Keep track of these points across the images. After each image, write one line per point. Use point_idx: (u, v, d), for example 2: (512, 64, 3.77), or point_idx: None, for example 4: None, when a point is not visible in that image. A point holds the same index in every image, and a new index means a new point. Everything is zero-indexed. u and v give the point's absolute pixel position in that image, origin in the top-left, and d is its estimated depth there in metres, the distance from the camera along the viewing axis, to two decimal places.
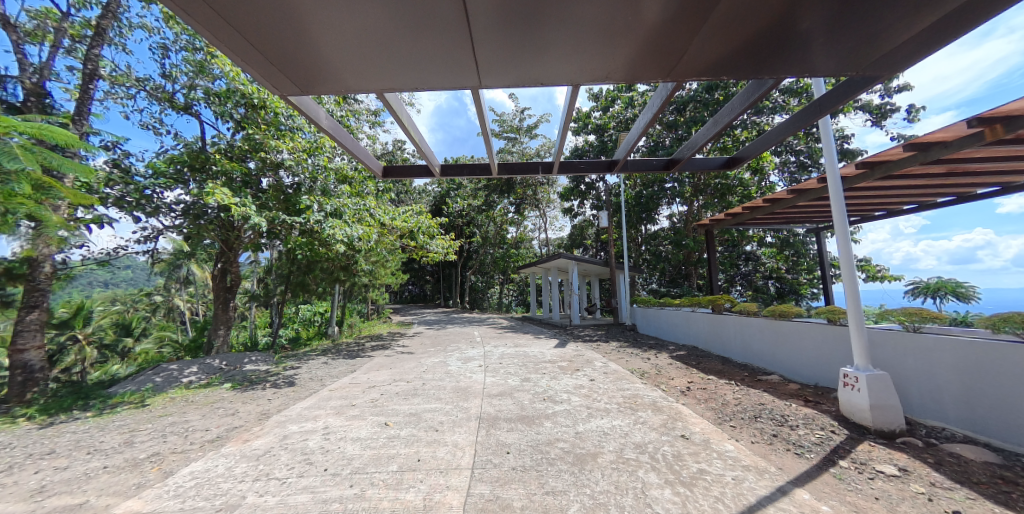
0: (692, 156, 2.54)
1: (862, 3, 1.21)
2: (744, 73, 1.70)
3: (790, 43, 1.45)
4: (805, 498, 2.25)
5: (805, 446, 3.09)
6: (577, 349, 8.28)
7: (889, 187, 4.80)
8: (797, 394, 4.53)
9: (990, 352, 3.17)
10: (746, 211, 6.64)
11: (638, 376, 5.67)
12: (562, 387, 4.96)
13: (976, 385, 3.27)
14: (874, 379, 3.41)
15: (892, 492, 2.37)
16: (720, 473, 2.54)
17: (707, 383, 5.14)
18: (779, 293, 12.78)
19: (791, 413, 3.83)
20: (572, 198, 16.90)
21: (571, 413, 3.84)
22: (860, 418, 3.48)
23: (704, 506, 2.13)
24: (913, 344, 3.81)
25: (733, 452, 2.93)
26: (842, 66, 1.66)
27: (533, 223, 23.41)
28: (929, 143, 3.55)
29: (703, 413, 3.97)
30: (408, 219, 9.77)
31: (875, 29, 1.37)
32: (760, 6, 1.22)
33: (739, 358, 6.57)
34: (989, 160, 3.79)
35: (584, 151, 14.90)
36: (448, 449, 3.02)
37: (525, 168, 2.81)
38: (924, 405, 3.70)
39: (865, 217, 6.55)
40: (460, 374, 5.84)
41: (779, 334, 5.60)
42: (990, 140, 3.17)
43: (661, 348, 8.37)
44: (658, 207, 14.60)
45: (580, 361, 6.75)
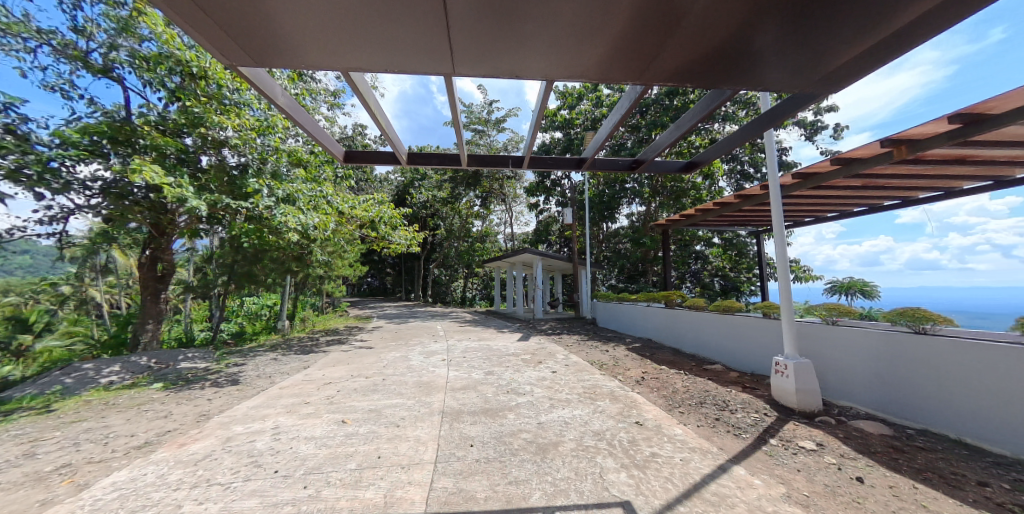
0: (655, 158, 2.65)
1: (809, 26, 1.33)
2: (706, 82, 1.80)
3: (745, 58, 1.56)
4: (741, 474, 2.49)
5: (742, 427, 3.41)
6: (540, 342, 8.46)
7: (818, 196, 5.38)
8: (737, 381, 4.97)
9: (891, 341, 3.69)
10: (699, 213, 7.09)
11: (597, 367, 5.92)
12: (526, 379, 5.05)
13: (879, 370, 3.79)
14: (800, 366, 3.83)
15: (811, 464, 2.69)
16: (670, 455, 2.74)
17: (659, 373, 5.48)
18: (723, 289, 13.84)
19: (731, 398, 4.19)
20: (538, 194, 17.16)
21: (534, 405, 3.92)
22: (787, 401, 3.89)
23: (655, 487, 2.28)
24: (831, 334, 4.34)
25: (681, 435, 3.16)
26: (788, 84, 1.82)
27: (499, 218, 23.43)
28: (851, 158, 4.03)
29: (655, 400, 4.23)
30: (369, 208, 9.30)
31: (816, 52, 1.52)
32: (723, 18, 1.29)
33: (689, 349, 7.06)
34: (895, 176, 4.38)
35: (550, 148, 15.17)
36: (410, 444, 2.97)
37: (496, 159, 2.78)
38: (837, 387, 4.24)
39: (797, 223, 7.27)
40: (422, 368, 5.74)
41: (725, 328, 6.04)
42: (897, 159, 3.67)
43: (619, 340, 8.80)
44: (619, 206, 15.25)
45: (542, 354, 6.90)
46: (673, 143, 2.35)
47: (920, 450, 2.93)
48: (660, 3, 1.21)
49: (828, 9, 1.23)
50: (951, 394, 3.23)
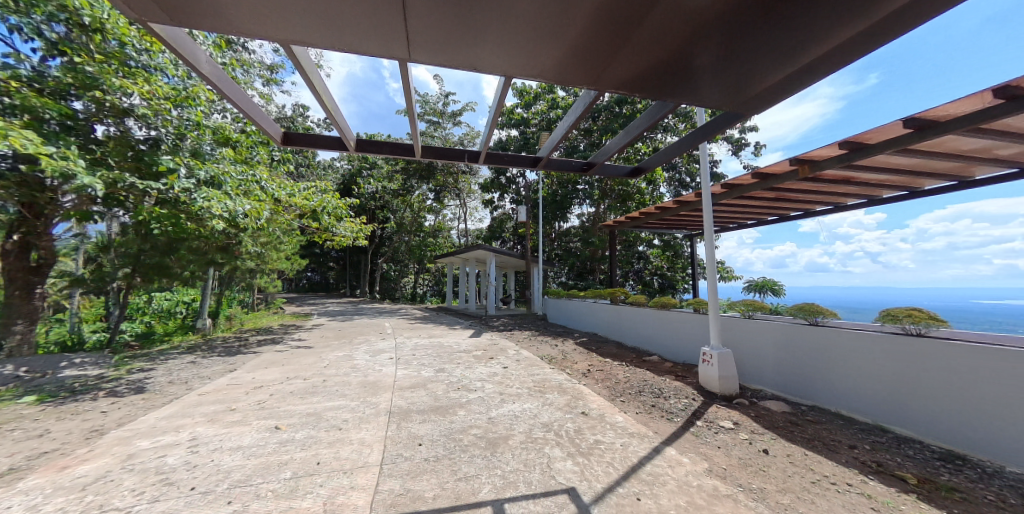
0: (605, 162, 2.78)
1: (740, 51, 1.48)
2: (653, 94, 1.92)
3: (687, 75, 1.70)
4: (673, 454, 2.74)
5: (674, 412, 3.73)
6: (492, 339, 8.50)
7: (741, 205, 6.04)
8: (671, 370, 5.42)
9: (798, 333, 4.24)
10: (642, 216, 7.58)
11: (547, 361, 6.08)
12: (477, 375, 5.04)
13: (786, 357, 4.35)
14: (723, 355, 4.28)
15: (729, 441, 3.04)
16: (612, 441, 2.92)
17: (604, 365, 5.79)
18: (661, 287, 14.98)
19: (665, 386, 4.57)
20: (493, 190, 17.18)
21: (485, 401, 3.92)
22: (712, 387, 4.34)
23: (598, 471, 2.41)
24: (748, 326, 4.90)
25: (622, 422, 3.38)
26: (720, 104, 2.01)
27: (452, 213, 23.03)
28: (767, 173, 4.59)
29: (600, 391, 4.47)
30: (311, 196, 8.58)
31: (745, 77, 1.69)
32: (669, 35, 1.39)
33: (631, 342, 7.54)
34: (800, 190, 5.08)
35: (506, 145, 15.23)
36: (353, 447, 2.82)
37: (451, 153, 2.72)
38: (750, 372, 4.82)
39: (724, 228, 8.10)
40: (368, 367, 5.46)
41: (662, 322, 6.54)
42: (802, 176, 4.27)
43: (568, 335, 9.13)
44: (571, 206, 15.78)
45: (494, 350, 6.94)
46: (621, 149, 2.49)
47: (811, 423, 3.47)
48: (613, 12, 1.27)
49: (754, 38, 1.38)
50: (838, 376, 3.83)
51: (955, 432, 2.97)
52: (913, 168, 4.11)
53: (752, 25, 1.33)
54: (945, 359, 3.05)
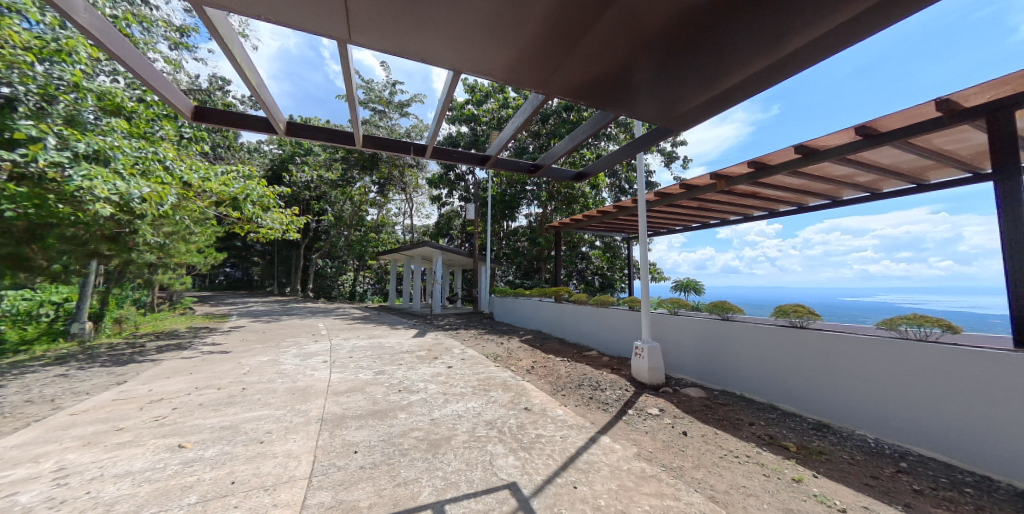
0: (551, 165, 2.87)
1: (673, 71, 1.62)
2: (596, 103, 2.02)
3: (627, 89, 1.81)
4: (607, 442, 2.93)
5: (609, 402, 3.99)
6: (436, 338, 8.32)
7: (670, 212, 6.64)
8: (607, 364, 5.78)
9: (718, 327, 4.71)
10: (585, 219, 7.96)
11: (492, 360, 6.11)
12: (419, 376, 4.90)
13: (708, 349, 4.83)
14: (652, 348, 4.67)
15: (655, 426, 3.33)
16: (552, 434, 3.03)
17: (546, 361, 5.97)
18: (601, 286, 15.89)
19: (602, 379, 4.86)
20: (441, 186, 16.80)
21: (427, 402, 3.83)
22: (642, 377, 4.71)
23: (539, 464, 2.49)
24: (675, 321, 5.36)
25: (562, 415, 3.53)
26: (655, 120, 2.18)
27: (397, 207, 22.07)
28: (692, 184, 5.10)
29: (542, 386, 4.61)
30: (231, 182, 7.60)
31: (675, 96, 1.86)
32: (614, 48, 1.48)
33: (573, 339, 7.88)
34: (718, 201, 5.72)
35: (456, 141, 15.00)
36: (277, 461, 2.57)
37: (395, 144, 2.59)
38: (676, 363, 5.29)
39: (655, 233, 8.83)
40: (297, 372, 5.01)
41: (601, 319, 6.93)
42: (720, 189, 4.82)
43: (513, 333, 9.29)
44: (519, 206, 16.04)
45: (438, 350, 6.80)
46: (566, 153, 2.58)
47: (721, 405, 3.95)
48: (565, 19, 1.32)
49: (685, 59, 1.52)
50: (757, 368, 4.25)
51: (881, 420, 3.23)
52: (802, 187, 4.86)
53: (684, 48, 1.46)
54: (838, 350, 3.53)
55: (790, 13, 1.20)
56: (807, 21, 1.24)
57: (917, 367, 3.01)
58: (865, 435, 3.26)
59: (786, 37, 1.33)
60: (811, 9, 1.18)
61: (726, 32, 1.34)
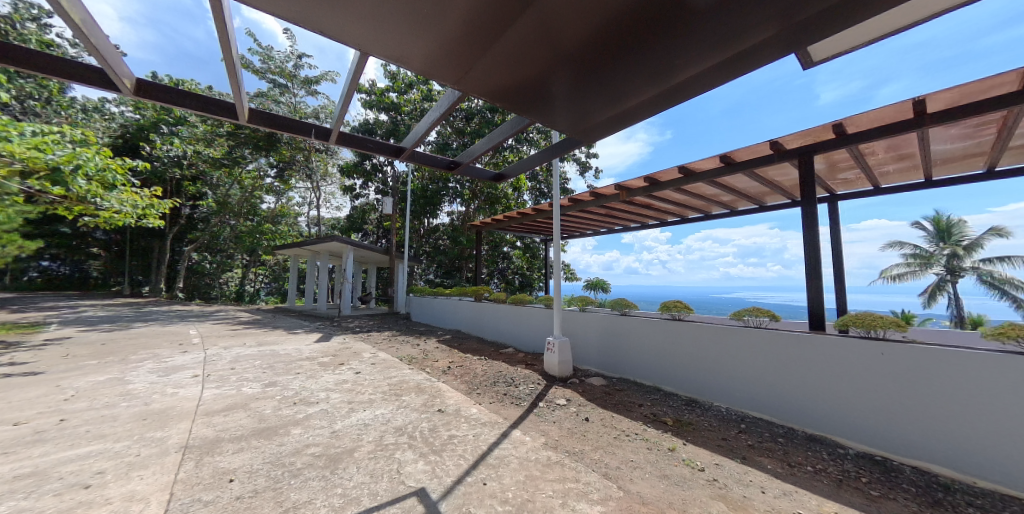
0: (471, 163, 2.85)
1: (584, 86, 1.75)
2: (513, 109, 2.05)
3: (542, 97, 1.89)
4: (518, 435, 3.05)
5: (522, 397, 4.16)
6: (344, 342, 7.62)
7: (582, 217, 7.22)
8: (522, 360, 6.03)
9: (620, 322, 5.22)
10: (506, 219, 8.17)
11: (406, 362, 5.84)
12: (321, 385, 4.44)
13: (612, 342, 5.33)
14: (562, 342, 5.02)
15: (562, 415, 3.59)
16: (465, 434, 3.04)
17: (464, 361, 5.96)
18: (521, 285, 16.43)
19: (517, 375, 5.04)
20: (355, 176, 15.43)
21: (329, 413, 3.49)
22: (553, 370, 5.03)
23: (450, 466, 2.47)
24: (585, 317, 5.80)
25: (476, 413, 3.56)
26: (566, 131, 2.32)
27: (300, 195, 19.65)
28: (599, 193, 5.63)
29: (458, 386, 4.58)
30: (56, 147, 5.82)
31: (585, 110, 2.01)
32: (534, 54, 1.53)
33: (491, 337, 8.00)
34: (620, 209, 6.43)
35: (373, 129, 13.99)
36: (114, 506, 2.05)
37: (294, 124, 2.27)
38: (584, 356, 5.75)
39: (569, 236, 9.50)
40: (156, 391, 4.10)
41: (518, 317, 7.19)
42: (621, 198, 5.41)
43: (431, 334, 9.03)
44: (441, 203, 15.68)
45: (345, 355, 6.24)
46: (485, 152, 2.59)
47: (617, 390, 4.44)
48: (489, 14, 1.30)
49: (596, 77, 1.66)
50: (658, 360, 4.73)
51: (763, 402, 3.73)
52: (684, 202, 5.75)
53: (594, 66, 1.59)
54: (722, 342, 4.07)
55: (676, 51, 1.43)
56: (688, 62, 1.49)
57: (769, 351, 3.69)
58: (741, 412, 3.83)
59: (673, 73, 1.58)
60: (692, 51, 1.42)
61: (628, 61, 1.53)
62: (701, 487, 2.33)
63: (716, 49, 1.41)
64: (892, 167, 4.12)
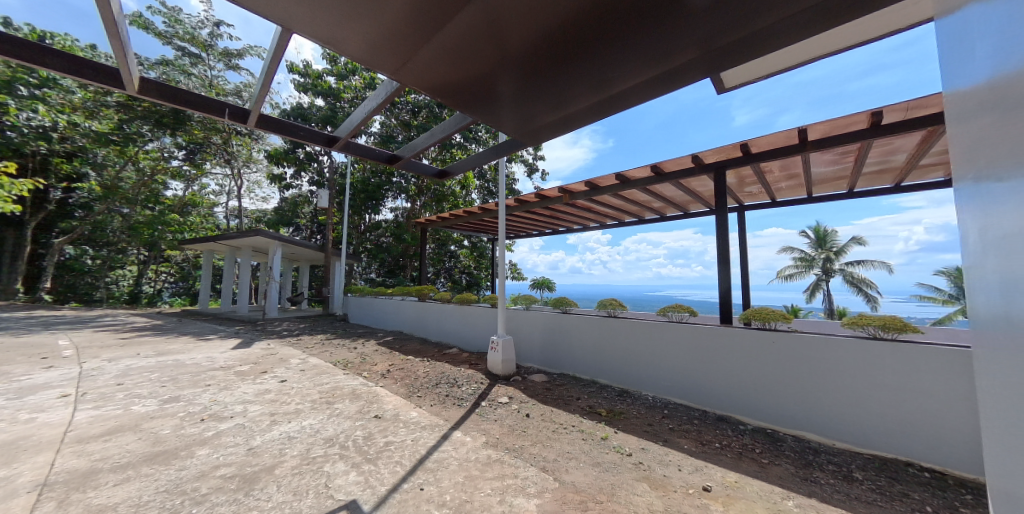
0: (412, 158, 2.74)
1: (527, 89, 1.79)
2: (456, 106, 2.02)
3: (486, 97, 1.89)
4: (458, 436, 3.03)
5: (464, 397, 4.13)
6: (268, 347, 6.91)
7: (527, 218, 7.38)
8: (466, 360, 5.99)
9: (560, 320, 5.45)
10: (452, 217, 8.05)
11: (340, 367, 5.47)
12: (238, 397, 3.97)
13: (553, 339, 5.54)
14: (506, 341, 5.09)
15: (503, 413, 3.64)
16: (403, 439, 2.93)
17: (405, 363, 5.75)
18: (468, 284, 16.25)
19: (460, 375, 4.99)
20: (285, 164, 14.04)
21: (245, 428, 3.13)
22: (496, 369, 5.07)
23: (385, 474, 2.37)
24: (528, 316, 5.95)
25: (416, 417, 3.46)
26: (510, 132, 2.36)
27: (216, 182, 17.32)
28: (544, 195, 5.80)
29: (397, 390, 4.41)
30: None
31: (528, 113, 2.05)
32: (478, 53, 1.52)
33: (435, 338, 7.81)
34: (563, 212, 6.70)
35: (307, 114, 12.86)
36: None
37: (200, 100, 1.97)
38: (527, 353, 5.89)
39: (515, 237, 9.65)
40: (9, 417, 3.33)
41: (463, 316, 7.12)
42: (564, 201, 5.64)
43: (370, 336, 8.57)
44: (384, 198, 14.93)
45: (270, 361, 5.66)
46: (427, 147, 2.51)
47: (557, 386, 4.62)
48: (432, 7, 1.26)
49: (539, 82, 1.71)
50: (593, 355, 5.02)
51: (682, 389, 4.15)
52: (620, 207, 6.16)
53: (538, 72, 1.64)
54: (648, 336, 4.44)
55: (614, 64, 1.53)
56: (623, 75, 1.61)
57: (687, 343, 4.12)
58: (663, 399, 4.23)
59: (611, 85, 1.68)
60: (627, 65, 1.53)
61: (570, 69, 1.59)
62: (628, 470, 2.53)
63: (647, 65, 1.53)
64: (784, 184, 4.84)
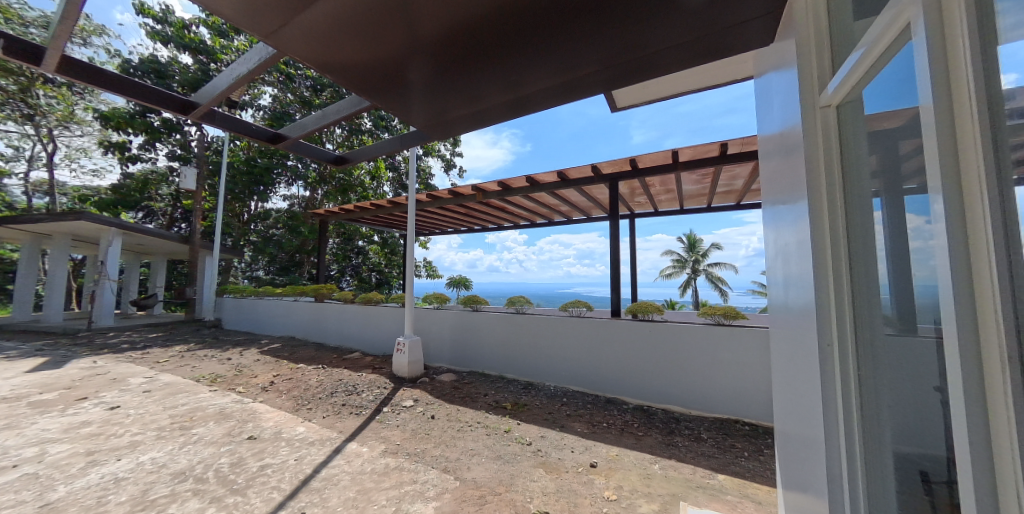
0: (300, 139, 2.40)
1: (438, 82, 1.74)
2: (359, 90, 1.85)
3: (393, 84, 1.78)
4: (352, 448, 2.79)
5: (364, 405, 3.83)
6: (96, 366, 5.35)
7: (441, 215, 7.21)
8: (369, 364, 5.56)
9: (471, 318, 5.45)
10: (358, 210, 7.39)
11: (205, 384, 4.54)
12: (37, 435, 2.99)
13: (463, 337, 5.51)
14: (413, 342, 4.89)
15: (407, 417, 3.49)
16: (284, 460, 2.58)
17: (294, 373, 5.06)
18: (377, 283, 15.10)
19: (360, 381, 4.61)
20: (131, 131, 11.06)
21: (44, 476, 2.37)
22: (402, 372, 4.84)
23: (255, 504, 2.05)
24: (437, 315, 5.81)
25: (303, 433, 3.09)
26: (420, 125, 2.26)
27: (11, 144, 12.69)
28: (457, 192, 5.74)
29: (281, 404, 3.86)
30: None
31: (440, 106, 2.00)
32: (383, 36, 1.42)
33: (334, 342, 7.07)
34: (477, 210, 6.71)
35: (167, 72, 10.35)
36: None
37: None
38: (435, 353, 5.76)
39: (430, 233, 9.31)
40: None
41: (367, 318, 6.59)
42: (478, 199, 5.66)
43: (251, 344, 7.32)
44: (274, 184, 12.90)
45: (97, 384, 4.40)
46: (318, 128, 2.23)
47: (465, 383, 4.63)
48: None
49: (451, 76, 1.68)
50: (502, 351, 5.15)
51: (578, 377, 4.54)
52: (530, 209, 6.45)
53: (450, 66, 1.61)
54: (552, 330, 4.74)
55: (524, 67, 1.60)
56: (533, 79, 1.69)
57: (584, 334, 4.51)
58: (563, 388, 4.58)
59: (521, 86, 1.75)
60: (535, 70, 1.61)
61: (481, 67, 1.60)
62: (527, 459, 2.67)
63: (554, 74, 1.64)
64: (664, 196, 5.68)
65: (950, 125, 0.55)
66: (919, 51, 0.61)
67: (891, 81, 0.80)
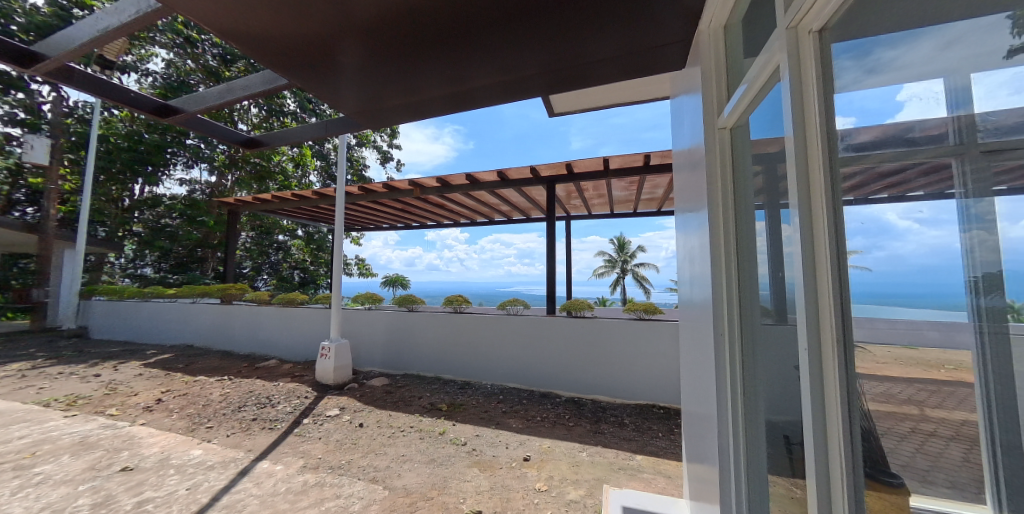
0: (197, 115, 2.07)
1: (373, 68, 1.64)
2: (279, 66, 1.65)
3: (321, 64, 1.62)
4: (262, 468, 2.50)
5: (279, 418, 3.45)
6: None
7: (375, 209, 6.79)
8: (288, 372, 5.01)
9: (405, 319, 5.22)
10: (276, 200, 6.62)
11: (60, 408, 3.66)
12: None
13: (397, 339, 5.26)
14: (339, 346, 4.54)
15: (331, 428, 3.22)
16: (171, 491, 2.20)
17: (190, 387, 4.35)
18: (301, 282, 13.68)
19: (276, 392, 4.14)
20: None
21: None
22: (326, 379, 4.46)
23: None
24: (369, 317, 5.46)
25: (199, 457, 2.67)
26: (351, 111, 2.10)
27: None
28: (392, 186, 5.45)
29: (172, 425, 3.29)
30: None
31: (375, 93, 1.87)
32: (310, 11, 1.29)
33: (245, 349, 6.24)
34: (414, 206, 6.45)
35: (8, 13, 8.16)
36: None
37: None
38: (367, 357, 5.42)
39: (364, 228, 8.70)
40: None
41: (286, 321, 5.92)
42: (414, 195, 5.43)
43: (133, 356, 6.12)
44: (167, 165, 10.89)
45: None
46: (220, 103, 1.94)
47: (398, 387, 4.43)
48: None
49: (387, 63, 1.59)
50: (438, 351, 5.03)
51: (515, 374, 4.62)
52: (470, 207, 6.39)
53: (386, 53, 1.52)
54: (489, 329, 4.76)
55: (465, 63, 1.58)
56: (475, 76, 1.68)
57: (520, 332, 4.61)
58: (499, 386, 4.63)
59: (462, 82, 1.72)
60: (476, 67, 1.60)
61: (421, 57, 1.54)
62: (461, 459, 2.65)
63: (494, 72, 1.64)
64: (597, 200, 6.05)
65: (804, 153, 0.68)
66: (784, 90, 0.74)
67: (767, 111, 0.95)
